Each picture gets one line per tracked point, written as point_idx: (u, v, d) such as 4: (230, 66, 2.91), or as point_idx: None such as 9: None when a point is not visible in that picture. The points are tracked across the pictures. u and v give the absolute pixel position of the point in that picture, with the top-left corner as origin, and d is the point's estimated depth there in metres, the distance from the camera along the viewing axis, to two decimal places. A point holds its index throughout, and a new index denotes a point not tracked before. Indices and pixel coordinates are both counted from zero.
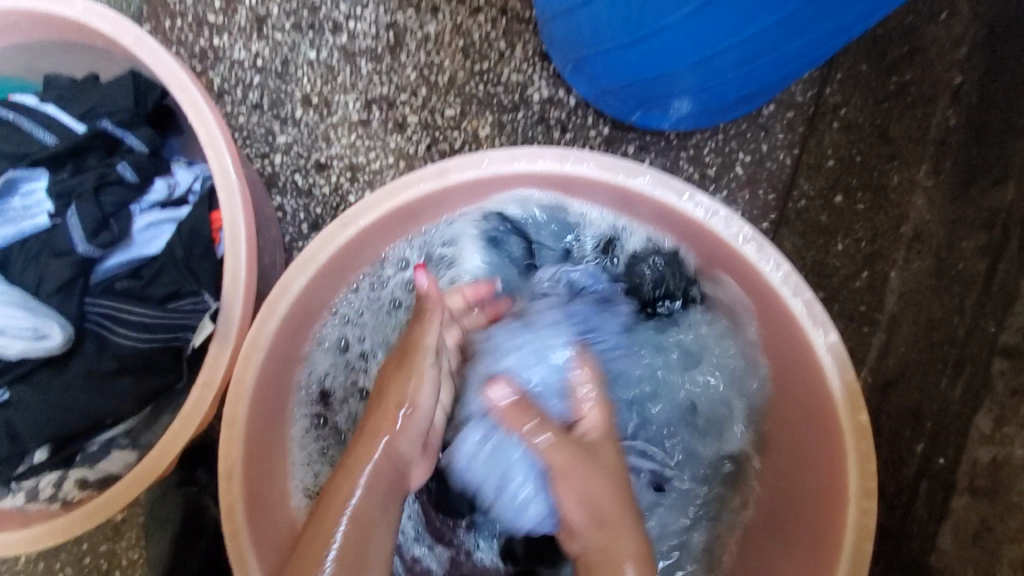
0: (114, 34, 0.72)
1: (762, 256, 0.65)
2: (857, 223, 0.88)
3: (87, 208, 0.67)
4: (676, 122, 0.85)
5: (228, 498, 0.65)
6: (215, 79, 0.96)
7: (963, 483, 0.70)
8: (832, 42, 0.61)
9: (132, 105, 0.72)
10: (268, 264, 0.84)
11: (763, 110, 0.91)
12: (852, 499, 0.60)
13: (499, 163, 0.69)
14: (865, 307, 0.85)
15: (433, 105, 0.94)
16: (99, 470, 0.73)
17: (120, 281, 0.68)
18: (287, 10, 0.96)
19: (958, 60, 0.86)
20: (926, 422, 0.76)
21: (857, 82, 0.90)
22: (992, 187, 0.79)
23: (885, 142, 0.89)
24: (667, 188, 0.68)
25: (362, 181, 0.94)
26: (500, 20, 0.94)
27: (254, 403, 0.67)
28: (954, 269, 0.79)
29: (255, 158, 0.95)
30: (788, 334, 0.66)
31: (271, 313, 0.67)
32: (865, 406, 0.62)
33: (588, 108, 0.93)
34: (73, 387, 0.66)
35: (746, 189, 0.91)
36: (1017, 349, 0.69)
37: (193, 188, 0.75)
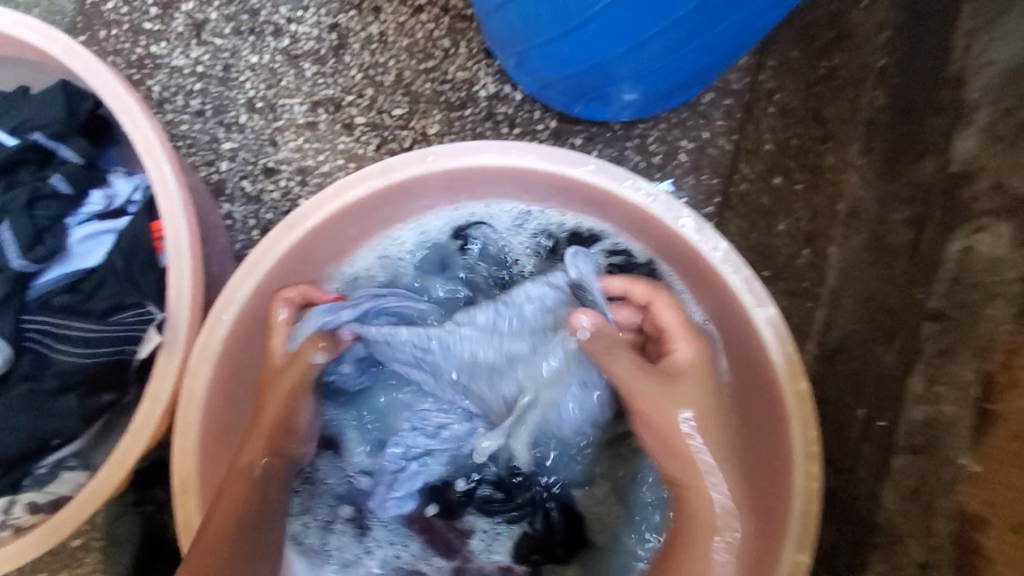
0: (42, 44, 0.70)
1: (702, 237, 0.68)
2: (797, 204, 0.94)
3: (21, 221, 0.65)
4: (619, 111, 0.87)
5: (185, 507, 0.64)
6: (155, 88, 0.94)
7: (901, 442, 0.72)
8: (751, 27, 0.64)
9: (63, 116, 0.70)
10: (218, 272, 0.82)
11: (702, 99, 0.96)
12: (796, 464, 0.64)
13: (442, 159, 0.69)
14: (808, 283, 0.92)
15: (380, 105, 0.94)
16: (48, 492, 0.70)
17: (59, 297, 0.66)
18: (226, 15, 0.94)
19: (881, 44, 0.90)
20: (866, 387, 0.80)
21: (790, 67, 0.98)
22: (915, 162, 0.80)
23: (818, 124, 0.95)
24: (609, 175, 0.69)
25: (313, 185, 0.94)
26: (443, 18, 0.94)
27: (207, 413, 0.67)
28: (885, 242, 0.82)
29: (201, 166, 0.93)
30: (731, 311, 0.69)
31: (219, 321, 0.66)
32: (804, 374, 0.65)
33: (535, 103, 0.95)
34: (15, 409, 0.63)
35: (691, 175, 0.96)
36: (942, 313, 0.71)
37: (133, 198, 0.72)
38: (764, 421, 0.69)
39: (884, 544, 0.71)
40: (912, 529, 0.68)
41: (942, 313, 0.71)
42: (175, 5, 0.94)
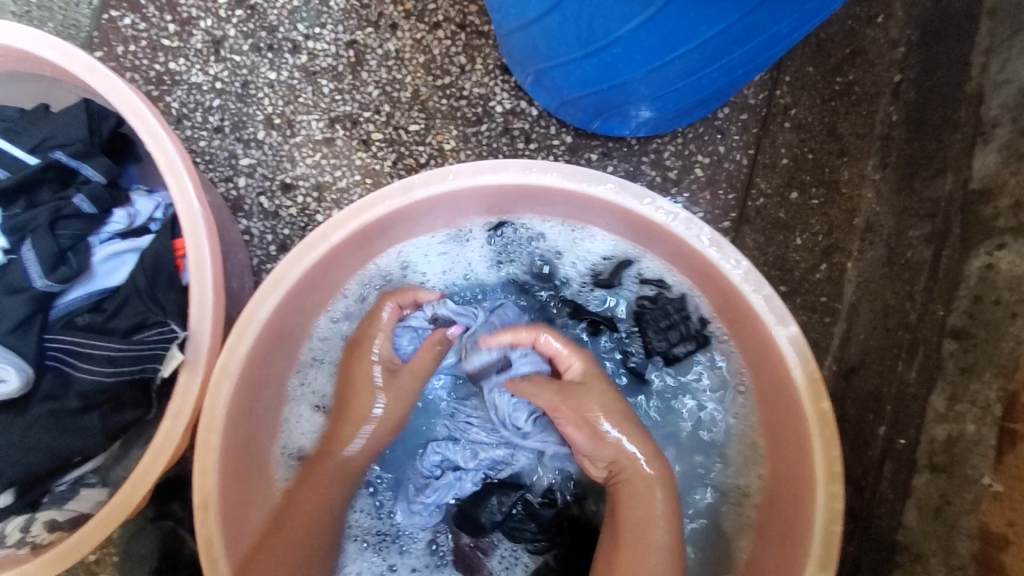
0: (65, 63, 0.70)
1: (723, 256, 0.68)
2: (814, 217, 0.93)
3: (45, 242, 0.65)
4: (635, 128, 0.87)
5: (205, 531, 0.63)
6: (173, 103, 0.95)
7: (923, 460, 0.72)
8: (772, 49, 0.64)
9: (86, 136, 0.70)
10: (236, 288, 0.83)
11: (718, 114, 0.96)
12: (821, 484, 0.63)
13: (462, 177, 0.69)
14: (826, 298, 0.92)
15: (396, 121, 0.95)
16: (67, 511, 0.70)
17: (82, 315, 0.67)
18: (244, 32, 0.95)
19: (896, 60, 0.92)
20: (886, 405, 0.79)
21: (806, 82, 0.97)
22: (932, 178, 0.81)
23: (833, 138, 0.95)
24: (629, 193, 0.70)
25: (330, 201, 0.94)
26: (459, 35, 0.95)
27: (227, 433, 0.66)
28: (903, 257, 0.82)
29: (219, 181, 0.94)
30: (753, 330, 0.69)
31: (240, 339, 0.66)
32: (826, 393, 0.65)
33: (551, 118, 0.95)
34: (38, 428, 0.63)
35: (707, 189, 0.95)
36: (964, 331, 0.70)
37: (155, 216, 0.74)
38: (786, 444, 0.69)
39: (905, 563, 0.70)
40: (933, 548, 0.67)
41: (964, 331, 0.70)
42: (194, 22, 0.95)
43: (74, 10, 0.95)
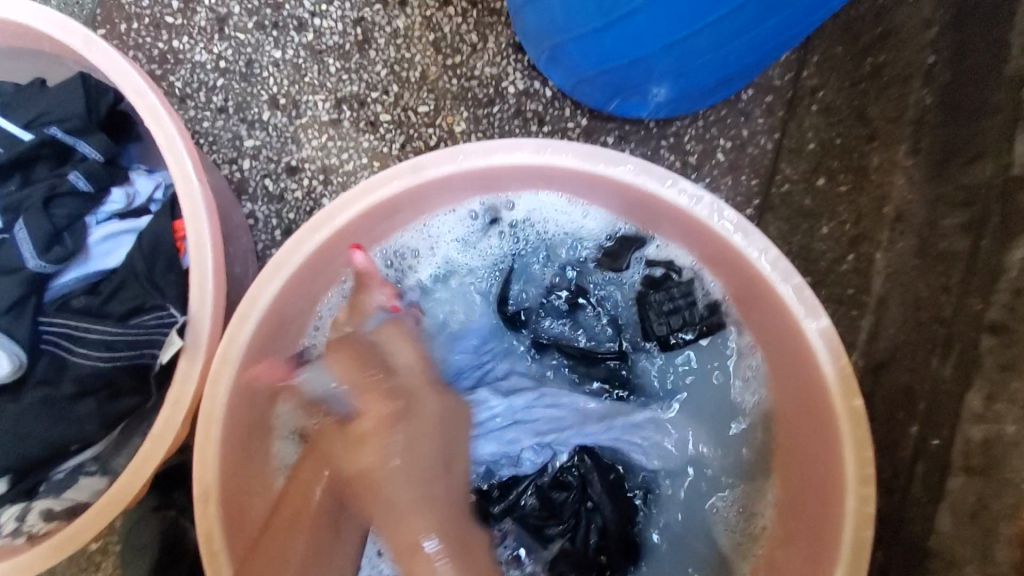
0: (62, 37, 0.68)
1: (748, 241, 0.64)
2: (842, 205, 0.91)
3: (38, 220, 0.62)
4: (654, 109, 0.83)
5: (205, 523, 0.61)
6: (176, 83, 0.92)
7: (958, 462, 0.68)
8: (806, 18, 0.60)
9: (82, 111, 0.66)
10: (239, 274, 0.80)
11: (741, 96, 0.91)
12: (851, 487, 0.60)
13: (474, 157, 0.66)
14: (853, 290, 0.88)
15: (405, 102, 0.91)
16: (66, 499, 0.68)
17: (77, 299, 0.64)
18: (248, 9, 0.92)
19: (929, 40, 0.85)
20: (917, 403, 0.75)
21: (834, 64, 0.97)
22: (968, 164, 0.76)
23: (863, 122, 0.92)
24: (649, 175, 0.66)
25: (336, 184, 0.91)
26: (470, 12, 0.91)
27: (228, 422, 0.64)
28: (936, 248, 0.77)
29: (222, 163, 0.91)
30: (779, 321, 0.65)
31: (242, 325, 0.64)
32: (859, 390, 0.61)
33: (566, 100, 0.91)
34: (33, 415, 0.61)
35: (728, 175, 0.91)
36: (1002, 325, 0.66)
37: (155, 196, 0.71)
38: (814, 440, 0.65)
39: (937, 569, 0.67)
40: (969, 553, 0.64)
41: (1003, 325, 0.66)
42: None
43: None
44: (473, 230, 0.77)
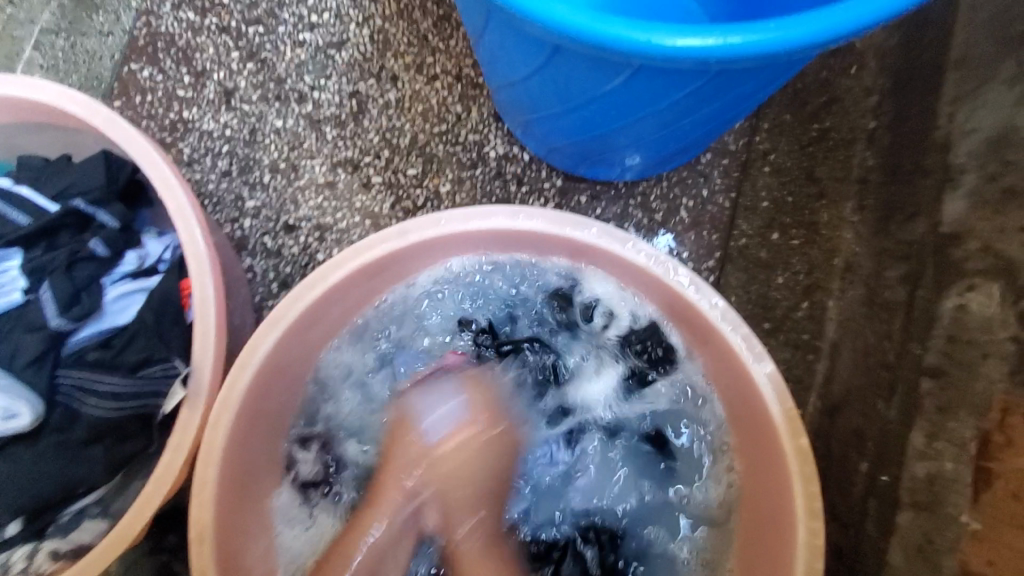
0: (87, 117, 0.76)
1: (700, 295, 0.71)
2: (795, 257, 0.97)
3: (61, 283, 0.69)
4: (621, 173, 0.92)
5: (199, 563, 0.65)
6: (185, 149, 1.01)
7: (905, 498, 0.73)
8: (742, 103, 0.68)
9: (103, 183, 0.75)
10: (238, 325, 0.86)
11: (701, 158, 1.01)
12: (802, 523, 0.65)
13: (453, 222, 0.74)
14: (808, 335, 0.94)
15: (395, 165, 1.00)
16: (70, 541, 0.72)
17: (91, 353, 0.69)
18: (254, 84, 1.02)
19: (870, 107, 0.97)
20: (868, 442, 0.80)
21: (784, 129, 1.02)
22: (906, 222, 0.84)
23: (812, 182, 0.99)
24: (611, 237, 0.73)
25: (330, 240, 0.99)
26: (455, 86, 1.01)
27: (224, 465, 0.69)
28: (882, 296, 0.84)
29: (225, 222, 0.99)
30: (731, 367, 0.72)
31: (240, 376, 0.69)
32: (804, 431, 0.67)
33: (541, 163, 1.00)
34: (43, 461, 0.66)
35: (691, 231, 0.99)
36: (940, 369, 0.72)
37: (163, 257, 0.78)
38: (768, 476, 0.70)
39: None
40: None
41: (940, 369, 0.72)
42: (208, 75, 1.02)
43: (97, 63, 1.03)
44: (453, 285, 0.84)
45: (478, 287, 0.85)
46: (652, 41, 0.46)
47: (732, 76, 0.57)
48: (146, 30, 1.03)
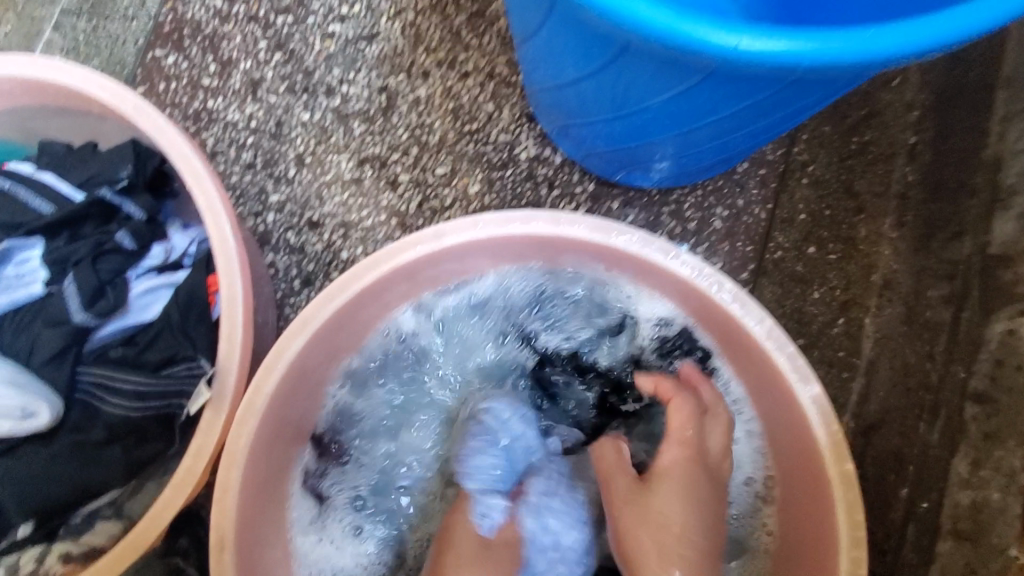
0: (115, 104, 0.74)
1: (746, 311, 0.69)
2: (831, 272, 0.95)
3: (85, 276, 0.66)
4: (658, 180, 0.90)
5: (218, 571, 0.63)
6: (209, 139, 0.98)
7: (947, 526, 0.71)
8: (799, 116, 0.66)
9: (132, 172, 0.72)
10: (261, 323, 0.83)
11: (737, 168, 0.98)
12: (844, 551, 0.62)
13: (492, 226, 0.71)
14: (844, 352, 0.92)
15: (424, 163, 0.98)
16: (81, 543, 0.70)
17: (115, 348, 0.67)
18: (282, 75, 1.00)
19: (912, 122, 0.94)
20: (907, 466, 0.78)
21: (823, 141, 0.99)
22: (951, 241, 0.82)
23: (850, 196, 0.96)
24: (654, 247, 0.71)
25: (355, 238, 0.96)
26: (487, 84, 0.99)
27: (247, 469, 0.67)
28: (922, 317, 0.82)
29: (248, 216, 0.97)
30: (774, 385, 0.70)
31: (267, 377, 0.67)
32: (850, 455, 0.65)
33: (573, 167, 0.98)
34: (61, 461, 0.64)
35: (725, 241, 0.97)
36: (986, 395, 0.70)
37: (189, 251, 0.75)
38: (810, 503, 0.68)
39: None
40: None
41: (987, 395, 0.70)
42: (234, 64, 1.00)
43: (121, 48, 1.01)
44: (484, 284, 0.81)
45: (508, 283, 0.81)
46: (740, 46, 0.43)
47: (802, 86, 0.55)
48: (171, 16, 1.01)
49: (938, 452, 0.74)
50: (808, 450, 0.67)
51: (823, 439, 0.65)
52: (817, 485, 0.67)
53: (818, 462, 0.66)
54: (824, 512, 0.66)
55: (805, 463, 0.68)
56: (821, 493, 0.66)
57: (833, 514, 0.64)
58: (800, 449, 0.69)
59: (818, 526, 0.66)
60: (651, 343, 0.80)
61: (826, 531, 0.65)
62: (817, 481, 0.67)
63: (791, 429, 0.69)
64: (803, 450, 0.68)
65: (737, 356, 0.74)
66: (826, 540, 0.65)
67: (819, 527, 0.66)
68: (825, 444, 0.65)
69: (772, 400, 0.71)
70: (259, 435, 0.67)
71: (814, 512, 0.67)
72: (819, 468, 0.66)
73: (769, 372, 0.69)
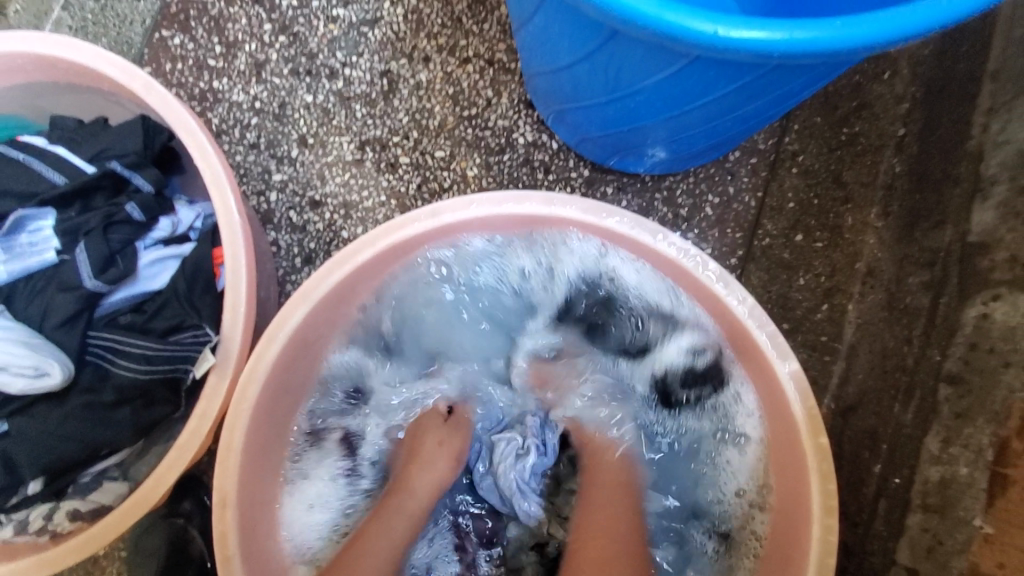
0: (124, 80, 0.76)
1: (730, 291, 0.72)
2: (818, 259, 0.97)
3: (97, 245, 0.69)
4: (650, 166, 0.93)
5: (221, 527, 0.66)
6: (214, 119, 1.01)
7: (916, 500, 0.74)
8: (783, 103, 0.68)
9: (140, 147, 0.75)
10: (263, 297, 0.86)
11: (729, 156, 1.01)
12: (816, 518, 0.66)
13: (487, 205, 0.74)
14: (826, 337, 0.94)
15: (423, 146, 1.00)
16: (90, 501, 0.73)
17: (124, 315, 0.70)
18: (286, 57, 1.02)
19: (901, 115, 0.97)
20: (883, 445, 0.82)
21: (813, 131, 1.01)
22: (932, 230, 0.85)
23: (839, 185, 0.99)
24: (643, 229, 0.74)
25: (355, 219, 0.99)
26: (487, 70, 1.01)
27: (249, 431, 0.70)
28: (903, 302, 0.85)
29: (251, 194, 0.99)
30: (755, 363, 0.73)
31: (269, 346, 0.70)
32: (824, 428, 0.68)
33: (569, 152, 1.00)
34: (70, 421, 0.66)
35: (716, 228, 0.99)
36: (959, 377, 0.73)
37: (194, 225, 0.78)
38: (787, 474, 0.72)
39: None
40: None
41: (960, 376, 0.73)
42: (240, 46, 1.02)
43: (129, 28, 1.03)
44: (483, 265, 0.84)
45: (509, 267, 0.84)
46: (717, 33, 0.45)
47: (787, 71, 0.57)
48: None
49: (912, 431, 0.77)
50: (787, 424, 0.70)
51: (798, 413, 0.68)
52: (794, 459, 0.70)
53: (795, 437, 0.69)
54: (798, 483, 0.69)
55: (782, 436, 0.72)
56: (797, 464, 0.69)
57: (808, 485, 0.67)
58: (779, 423, 0.72)
59: (794, 496, 0.70)
60: (660, 340, 0.83)
61: (800, 500, 0.68)
62: (792, 453, 0.70)
63: (769, 405, 0.73)
64: (781, 424, 0.71)
65: (722, 337, 0.77)
66: (800, 508, 0.69)
67: (793, 497, 0.70)
68: (800, 417, 0.68)
69: (755, 378, 0.74)
70: (261, 399, 0.70)
71: (790, 484, 0.71)
72: (794, 440, 0.69)
73: (753, 353, 0.72)
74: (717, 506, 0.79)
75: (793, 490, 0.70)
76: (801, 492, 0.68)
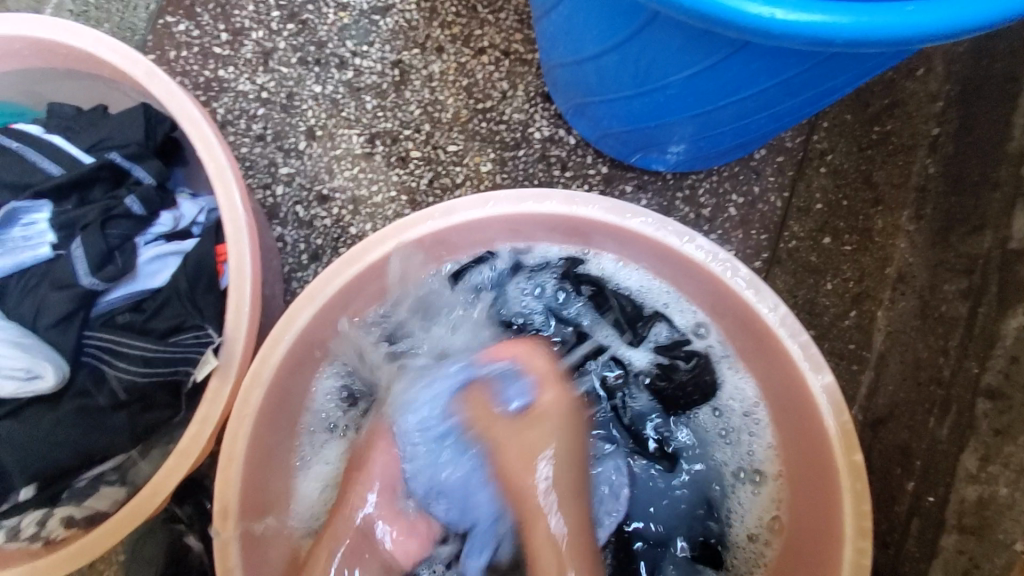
0: (124, 66, 0.72)
1: (760, 298, 0.68)
2: (845, 263, 0.94)
3: (94, 240, 0.65)
4: (673, 164, 0.88)
5: (221, 538, 0.63)
6: (219, 109, 0.97)
7: (951, 520, 0.70)
8: (824, 99, 0.64)
9: (141, 137, 0.72)
10: (268, 295, 0.82)
11: (754, 155, 0.97)
12: (848, 540, 0.62)
13: (504, 203, 0.70)
14: (854, 345, 0.91)
15: (435, 140, 0.96)
16: (86, 507, 0.70)
17: (122, 314, 0.67)
18: (294, 46, 0.98)
19: (935, 114, 0.91)
20: (915, 460, 0.78)
21: (843, 130, 0.98)
22: (970, 235, 0.80)
23: (869, 186, 0.95)
24: (669, 231, 0.70)
25: (364, 214, 0.95)
26: (503, 61, 0.97)
27: (253, 437, 0.66)
28: (937, 310, 0.81)
29: (257, 188, 0.96)
30: (784, 374, 0.69)
31: (274, 348, 0.67)
32: (859, 445, 0.64)
33: (588, 148, 0.96)
34: (65, 424, 0.63)
35: (739, 229, 0.96)
36: (998, 391, 0.69)
37: (197, 219, 0.75)
38: (816, 492, 0.68)
39: None
40: None
41: (1000, 391, 0.69)
42: (246, 33, 0.98)
43: (132, 13, 0.99)
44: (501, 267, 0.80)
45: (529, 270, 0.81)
46: (776, 16, 0.41)
47: (838, 62, 0.53)
48: None
49: (947, 447, 0.73)
50: (817, 439, 0.66)
51: (830, 428, 0.65)
52: (824, 476, 0.66)
53: (825, 453, 0.66)
54: (828, 501, 0.65)
55: (811, 451, 0.68)
56: (827, 482, 0.66)
57: (840, 504, 0.64)
58: (807, 437, 0.68)
59: (824, 515, 0.66)
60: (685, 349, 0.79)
61: (831, 520, 0.65)
62: (822, 470, 0.66)
63: (797, 418, 0.69)
64: (810, 439, 0.68)
65: (749, 346, 0.73)
66: (830, 527, 0.65)
67: (823, 516, 0.66)
68: (832, 432, 0.64)
69: (783, 391, 0.71)
70: (265, 404, 0.67)
71: (819, 501, 0.67)
72: (824, 455, 0.66)
73: (784, 365, 0.68)
74: (741, 524, 0.75)
75: (823, 508, 0.66)
76: (831, 511, 0.65)
